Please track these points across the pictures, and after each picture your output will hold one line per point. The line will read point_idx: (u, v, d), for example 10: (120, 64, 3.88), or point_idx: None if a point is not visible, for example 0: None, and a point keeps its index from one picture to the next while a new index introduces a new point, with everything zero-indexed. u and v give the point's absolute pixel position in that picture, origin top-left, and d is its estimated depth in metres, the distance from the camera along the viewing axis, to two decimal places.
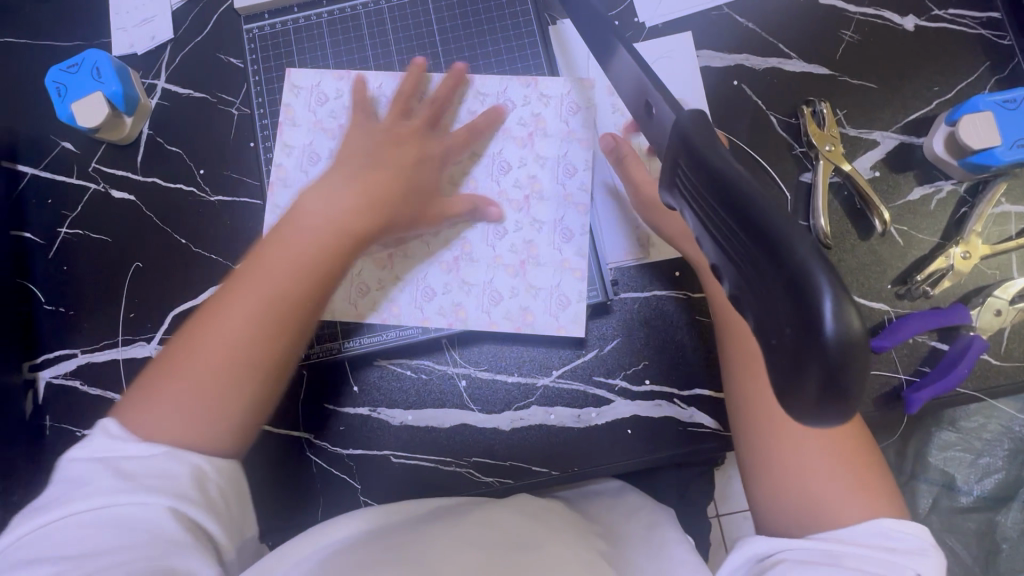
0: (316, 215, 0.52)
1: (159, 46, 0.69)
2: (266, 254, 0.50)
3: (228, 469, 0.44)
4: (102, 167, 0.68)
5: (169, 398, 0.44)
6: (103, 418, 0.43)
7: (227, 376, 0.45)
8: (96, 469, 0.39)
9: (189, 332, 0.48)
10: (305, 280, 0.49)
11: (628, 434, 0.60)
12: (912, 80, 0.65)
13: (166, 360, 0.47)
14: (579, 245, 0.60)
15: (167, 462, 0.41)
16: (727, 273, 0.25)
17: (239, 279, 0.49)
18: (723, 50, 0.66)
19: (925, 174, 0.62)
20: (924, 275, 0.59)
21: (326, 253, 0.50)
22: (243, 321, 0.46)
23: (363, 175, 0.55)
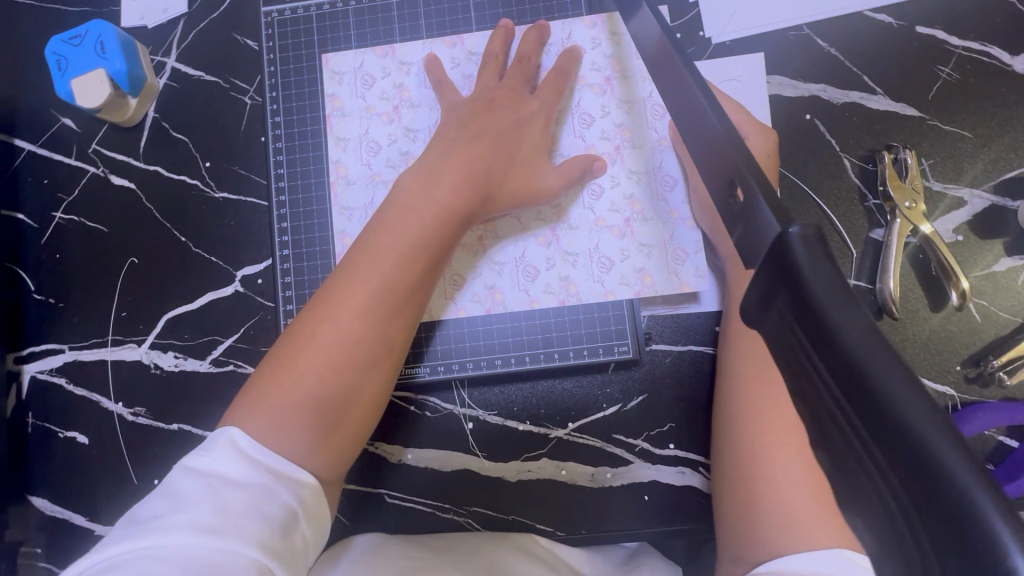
0: (412, 214, 0.45)
1: (171, 21, 0.63)
2: (361, 257, 0.44)
3: (318, 520, 0.38)
4: (101, 149, 0.62)
5: (271, 426, 0.38)
6: (215, 432, 0.37)
7: (339, 399, 0.40)
8: (200, 491, 0.33)
9: (281, 346, 0.42)
10: (408, 292, 0.44)
11: (645, 500, 0.55)
12: (1014, 132, 0.56)
13: (269, 371, 0.40)
14: (621, 275, 0.53)
15: (267, 502, 0.35)
16: (824, 450, 0.19)
17: (334, 288, 0.43)
18: (798, 78, 0.58)
19: (1016, 244, 0.55)
20: (1002, 361, 0.52)
21: (429, 261, 0.45)
22: (357, 317, 0.42)
23: (449, 163, 0.48)
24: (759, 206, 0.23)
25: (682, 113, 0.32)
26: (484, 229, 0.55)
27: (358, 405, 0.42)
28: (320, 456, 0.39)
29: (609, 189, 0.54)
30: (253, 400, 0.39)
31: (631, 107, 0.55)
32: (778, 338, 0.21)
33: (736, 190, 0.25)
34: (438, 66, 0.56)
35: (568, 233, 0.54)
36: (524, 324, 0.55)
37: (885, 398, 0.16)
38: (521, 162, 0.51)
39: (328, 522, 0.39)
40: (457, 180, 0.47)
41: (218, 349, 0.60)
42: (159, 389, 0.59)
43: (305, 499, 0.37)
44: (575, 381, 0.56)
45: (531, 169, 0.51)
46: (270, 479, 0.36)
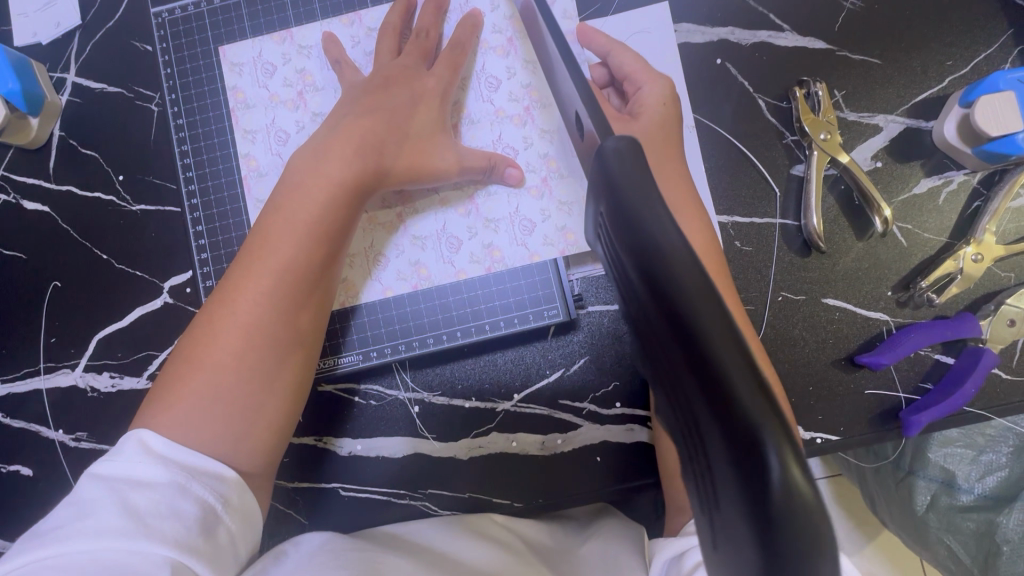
0: (305, 194, 0.46)
1: (65, 35, 0.61)
2: (258, 248, 0.45)
3: (239, 508, 0.42)
4: (10, 174, 0.60)
5: (189, 413, 0.42)
6: (131, 432, 0.41)
7: (253, 385, 0.44)
8: (107, 495, 0.36)
9: (191, 340, 0.45)
10: (310, 273, 0.46)
11: (597, 462, 0.55)
12: (922, 53, 0.56)
13: (183, 361, 0.44)
14: (544, 235, 0.53)
15: (177, 499, 0.38)
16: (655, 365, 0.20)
17: (235, 279, 0.45)
18: (705, 23, 0.57)
19: (934, 164, 0.55)
20: (930, 282, 0.53)
21: (325, 240, 0.46)
22: (259, 304, 0.44)
23: (344, 139, 0.48)
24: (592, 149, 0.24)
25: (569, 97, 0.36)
26: (402, 205, 0.54)
27: (274, 386, 0.45)
28: (240, 436, 0.43)
29: (523, 151, 0.53)
30: (169, 393, 0.43)
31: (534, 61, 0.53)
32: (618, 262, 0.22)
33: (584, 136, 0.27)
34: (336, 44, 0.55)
35: (486, 199, 0.53)
36: (454, 298, 0.55)
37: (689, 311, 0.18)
38: (415, 139, 0.50)
39: (256, 506, 0.44)
40: (350, 155, 0.47)
41: (154, 363, 0.58)
42: (99, 411, 0.58)
43: (221, 491, 0.41)
44: (515, 352, 0.56)
45: (425, 146, 0.50)
46: (181, 475, 0.39)
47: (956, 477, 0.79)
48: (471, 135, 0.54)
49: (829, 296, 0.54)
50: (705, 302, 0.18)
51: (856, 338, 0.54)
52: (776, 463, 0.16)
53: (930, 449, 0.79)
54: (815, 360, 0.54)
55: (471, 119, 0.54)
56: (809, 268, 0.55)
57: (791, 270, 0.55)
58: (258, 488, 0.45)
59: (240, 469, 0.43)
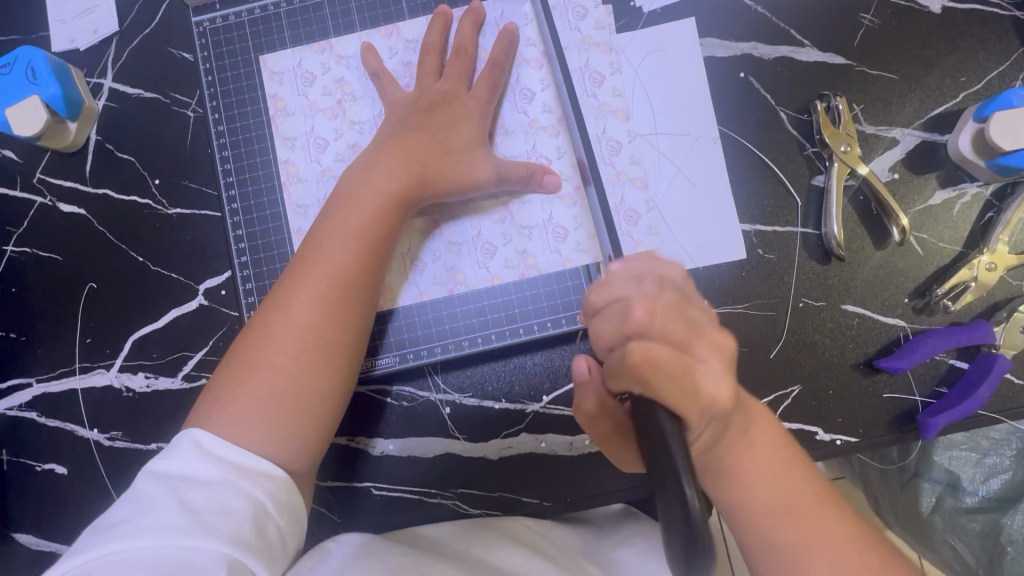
0: (354, 205, 0.49)
1: (103, 41, 0.62)
2: (310, 255, 0.48)
3: (286, 505, 0.43)
4: (47, 178, 0.61)
5: (244, 410, 0.44)
6: (190, 429, 0.44)
7: (303, 384, 0.46)
8: (165, 492, 0.39)
9: (246, 342, 0.47)
10: (358, 278, 0.48)
11: (624, 462, 0.57)
12: (937, 69, 0.58)
13: (240, 360, 0.46)
14: (576, 242, 0.55)
15: (230, 497, 0.40)
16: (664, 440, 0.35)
17: (289, 284, 0.48)
18: (729, 38, 0.59)
19: (949, 176, 0.57)
20: (945, 289, 0.55)
21: (372, 246, 0.49)
22: (312, 307, 0.47)
23: (389, 152, 0.51)
24: None
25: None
26: (438, 212, 0.56)
27: (321, 386, 0.47)
28: (286, 436, 0.45)
29: (557, 160, 0.56)
30: (226, 391, 0.45)
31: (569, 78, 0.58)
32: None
33: None
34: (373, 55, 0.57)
35: (520, 206, 0.56)
36: (488, 303, 0.56)
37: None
38: (455, 149, 0.52)
39: (301, 504, 0.44)
40: (394, 166, 0.50)
41: (189, 364, 0.59)
42: (133, 411, 0.59)
43: (269, 488, 0.42)
44: (545, 355, 0.57)
45: (465, 156, 0.52)
46: (233, 474, 0.41)
47: (961, 479, 0.81)
48: (506, 143, 0.56)
49: (849, 303, 0.56)
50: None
51: (873, 344, 0.56)
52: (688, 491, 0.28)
53: (936, 452, 0.81)
54: (835, 364, 0.56)
55: (507, 128, 0.56)
56: (829, 275, 0.57)
57: (812, 277, 0.57)
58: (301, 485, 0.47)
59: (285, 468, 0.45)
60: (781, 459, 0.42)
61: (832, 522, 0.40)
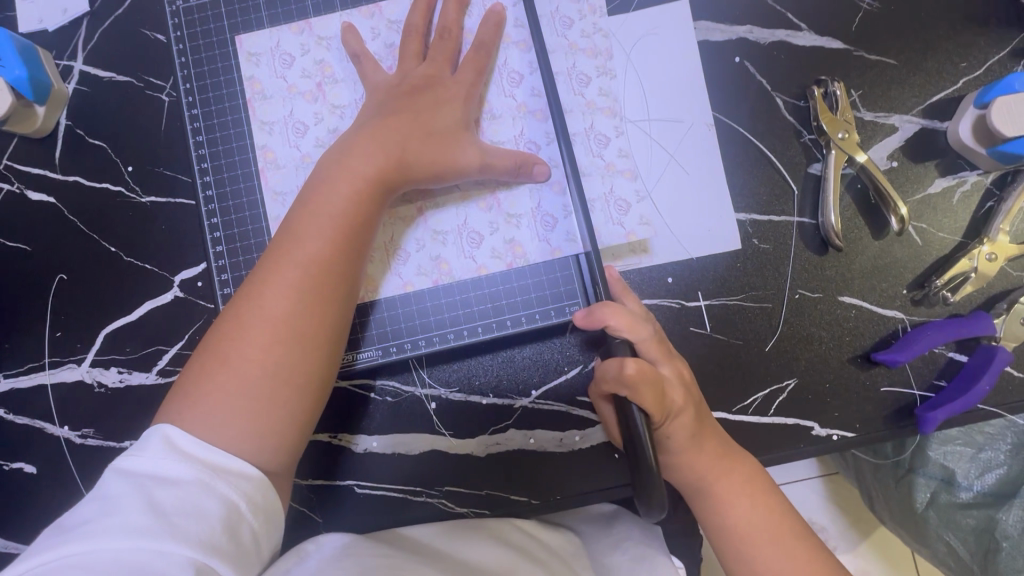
0: (331, 191, 0.47)
1: (72, 21, 0.60)
2: (286, 243, 0.46)
3: (263, 507, 0.41)
4: (14, 164, 0.59)
5: (214, 406, 0.42)
6: (159, 425, 0.42)
7: (277, 379, 0.44)
8: (133, 492, 0.37)
9: (218, 335, 0.45)
10: (336, 267, 0.46)
11: (615, 458, 0.55)
12: (937, 55, 0.57)
13: (211, 354, 0.44)
14: (565, 230, 0.54)
15: (200, 498, 0.38)
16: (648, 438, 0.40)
17: (263, 273, 0.46)
18: (724, 21, 0.57)
19: (949, 164, 0.56)
20: (944, 280, 0.53)
21: (350, 234, 0.47)
22: (287, 297, 0.45)
23: (369, 136, 0.49)
24: None
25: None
26: (422, 199, 0.54)
27: (297, 381, 0.45)
28: (260, 433, 0.43)
29: (545, 146, 0.54)
30: (197, 385, 0.43)
31: (556, 79, 0.56)
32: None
33: None
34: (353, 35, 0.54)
35: (507, 194, 0.54)
36: (474, 294, 0.54)
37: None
38: (439, 135, 0.50)
39: (278, 506, 0.43)
40: (374, 150, 0.48)
41: (164, 359, 0.57)
42: (106, 408, 0.57)
43: (244, 489, 0.40)
44: (534, 348, 0.55)
45: (450, 142, 0.50)
46: (205, 473, 0.39)
47: (956, 474, 0.80)
48: (493, 128, 0.54)
49: (846, 295, 0.55)
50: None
51: (871, 336, 0.54)
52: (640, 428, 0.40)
53: (931, 447, 0.80)
54: (831, 358, 0.54)
55: (493, 113, 0.54)
56: (826, 265, 0.55)
57: (808, 268, 0.55)
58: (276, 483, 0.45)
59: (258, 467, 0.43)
60: (760, 498, 0.48)
61: (794, 545, 0.46)
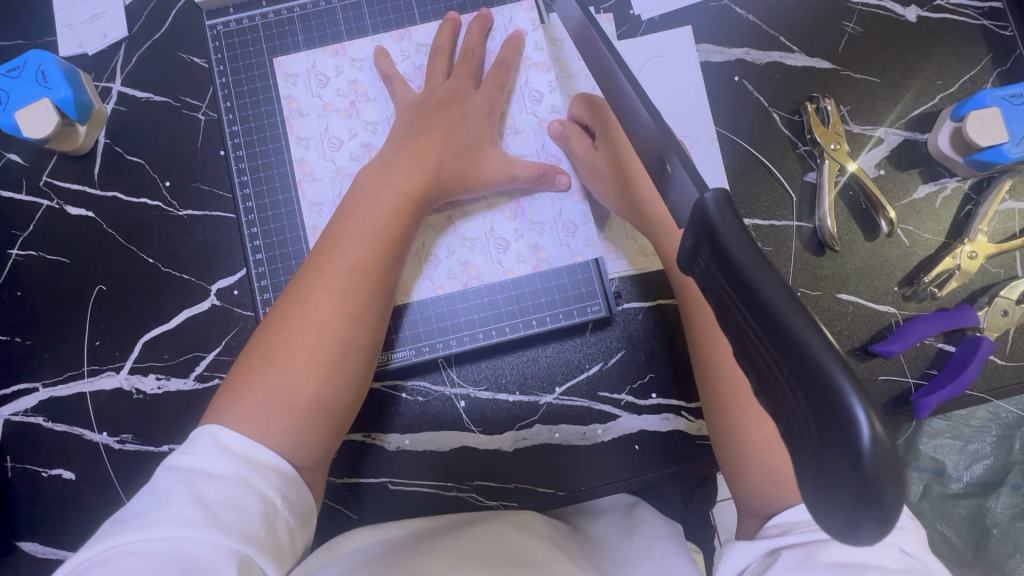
0: (373, 204, 0.51)
1: (112, 45, 0.63)
2: (329, 251, 0.50)
3: (297, 503, 0.43)
4: (54, 181, 0.61)
5: (262, 406, 0.45)
6: (205, 424, 0.44)
7: (322, 378, 0.47)
8: (180, 487, 0.39)
9: (265, 336, 0.48)
10: (374, 274, 0.49)
11: (635, 450, 0.58)
12: (915, 74, 0.62)
13: (258, 355, 0.47)
14: (585, 236, 0.58)
15: (243, 494, 0.40)
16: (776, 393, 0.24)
17: (308, 279, 0.49)
18: (723, 44, 0.63)
19: (930, 172, 0.61)
20: (932, 277, 0.58)
21: (386, 243, 0.50)
22: (330, 302, 0.48)
23: (407, 152, 0.53)
24: (689, 184, 0.30)
25: (631, 122, 0.37)
26: (451, 208, 0.58)
27: (339, 381, 0.48)
28: (303, 430, 0.46)
29: (566, 158, 0.58)
30: (245, 384, 0.46)
31: None
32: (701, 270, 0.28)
33: (677, 170, 0.31)
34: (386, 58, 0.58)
35: (531, 203, 0.58)
36: (500, 297, 0.58)
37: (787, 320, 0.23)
38: (469, 149, 0.54)
39: (310, 501, 0.45)
40: (411, 166, 0.52)
41: (201, 364, 0.59)
42: (144, 413, 0.59)
43: (281, 487, 0.42)
44: (557, 348, 0.59)
45: (481, 154, 0.55)
46: (247, 470, 0.41)
47: (947, 466, 0.85)
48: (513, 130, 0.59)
49: (843, 292, 0.59)
50: (796, 314, 0.23)
51: (867, 330, 0.59)
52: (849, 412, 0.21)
53: (922, 441, 0.84)
54: None
55: (517, 128, 0.58)
56: (824, 265, 0.60)
57: (808, 268, 0.60)
58: (311, 480, 0.47)
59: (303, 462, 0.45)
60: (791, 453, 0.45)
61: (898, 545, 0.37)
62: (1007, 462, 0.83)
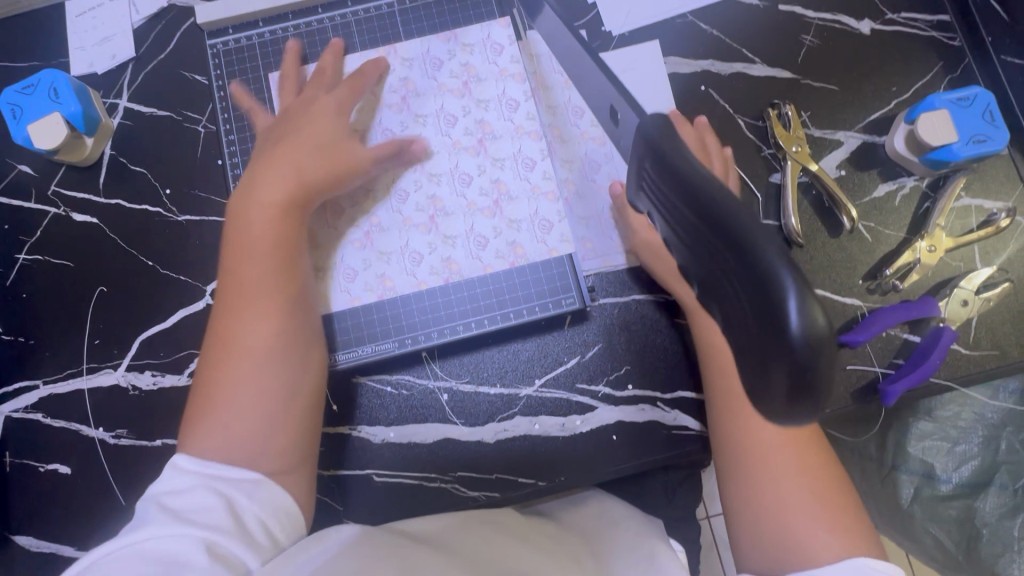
0: (241, 221, 0.52)
1: (119, 65, 0.67)
2: (243, 279, 0.50)
3: (269, 501, 0.44)
4: (60, 190, 0.65)
5: (226, 434, 0.45)
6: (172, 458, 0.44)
7: (280, 390, 0.48)
8: (146, 505, 0.41)
9: (206, 370, 0.48)
10: (294, 286, 0.51)
11: (613, 440, 0.60)
12: (869, 81, 0.66)
13: (206, 391, 0.47)
14: (561, 232, 0.61)
15: (206, 495, 0.41)
16: (678, 245, 0.26)
17: (235, 305, 0.49)
18: (689, 56, 0.67)
19: (889, 171, 0.64)
20: (893, 270, 0.61)
21: (274, 252, 0.51)
22: (268, 321, 0.49)
23: (261, 171, 0.54)
24: (630, 110, 0.31)
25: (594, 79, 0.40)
26: (434, 207, 0.62)
27: (297, 393, 0.49)
28: (281, 435, 0.47)
29: (540, 160, 0.62)
30: (200, 420, 0.46)
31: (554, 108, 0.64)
32: (652, 190, 0.28)
33: (622, 109, 0.34)
34: (371, 70, 0.63)
35: (509, 203, 0.62)
36: (479, 292, 0.61)
37: (727, 215, 0.22)
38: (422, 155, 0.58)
39: (291, 496, 0.46)
40: (275, 179, 0.53)
41: (195, 361, 0.62)
42: (139, 409, 0.61)
43: (247, 487, 0.44)
44: (536, 341, 0.61)
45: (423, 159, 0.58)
46: (209, 476, 0.43)
47: (935, 468, 0.85)
48: (418, 107, 0.64)
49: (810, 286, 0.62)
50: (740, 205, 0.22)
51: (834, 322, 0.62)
52: (794, 308, 0.20)
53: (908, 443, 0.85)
54: None
55: (493, 134, 0.63)
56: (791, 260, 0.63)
57: None
58: (296, 479, 0.48)
59: (277, 458, 0.46)
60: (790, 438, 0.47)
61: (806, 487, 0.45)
62: (994, 462, 0.83)
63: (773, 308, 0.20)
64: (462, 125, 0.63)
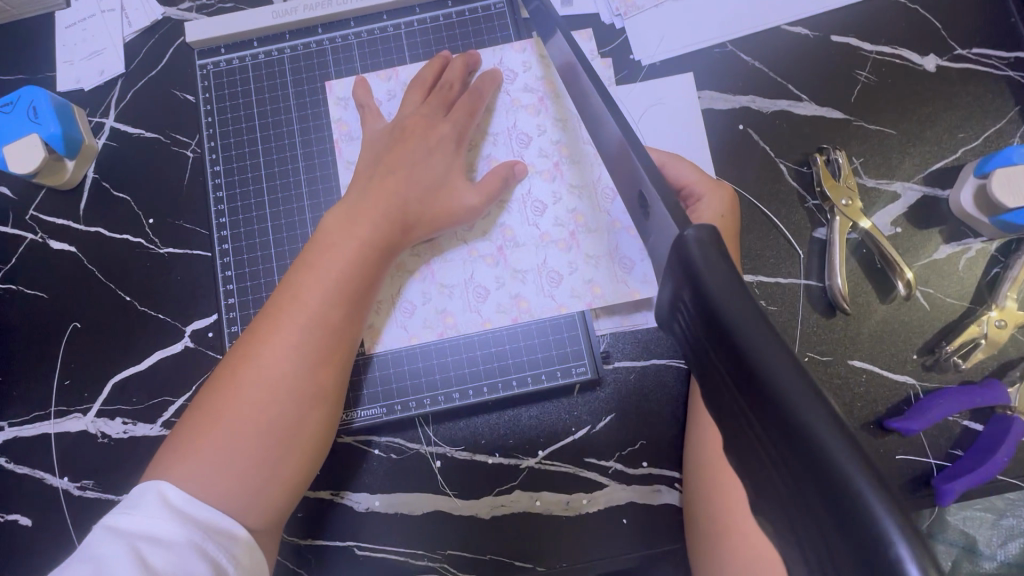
0: (332, 244, 0.48)
1: (107, 81, 0.63)
2: (286, 302, 0.46)
3: (251, 570, 0.40)
4: (39, 215, 0.61)
5: (207, 473, 0.40)
6: (145, 484, 0.40)
7: (277, 435, 0.43)
8: (123, 552, 0.36)
9: (211, 390, 0.44)
10: (340, 327, 0.46)
11: (623, 524, 0.53)
12: (932, 126, 0.58)
13: (201, 414, 0.42)
14: (571, 287, 0.53)
15: (192, 559, 0.37)
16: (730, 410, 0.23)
17: (263, 329, 0.45)
18: (727, 91, 0.60)
19: (952, 230, 0.56)
20: (955, 346, 0.53)
21: (355, 297, 0.47)
22: (290, 353, 0.44)
23: (363, 200, 0.50)
24: (671, 224, 0.30)
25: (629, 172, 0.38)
26: (430, 252, 0.54)
27: (297, 440, 0.44)
28: (259, 496, 0.42)
29: (552, 205, 0.54)
30: (184, 444, 0.41)
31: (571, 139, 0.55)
32: (689, 330, 0.26)
33: (656, 205, 0.33)
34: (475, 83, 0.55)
35: (514, 250, 0.54)
36: (479, 352, 0.55)
37: (786, 399, 0.20)
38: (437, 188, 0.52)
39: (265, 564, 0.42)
40: (377, 213, 0.49)
41: (169, 410, 0.57)
42: (107, 458, 0.56)
43: (234, 551, 0.39)
44: (541, 408, 0.55)
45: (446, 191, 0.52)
46: (198, 534, 0.38)
47: None
48: (487, 125, 0.56)
49: (856, 358, 0.55)
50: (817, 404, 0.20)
51: (882, 402, 0.54)
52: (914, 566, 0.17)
53: None
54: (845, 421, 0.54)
55: (570, 158, 0.55)
56: (834, 328, 0.55)
57: (816, 331, 0.55)
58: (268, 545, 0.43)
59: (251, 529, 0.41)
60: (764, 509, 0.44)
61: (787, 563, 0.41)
62: None
63: (857, 521, 0.18)
64: (537, 146, 0.55)
